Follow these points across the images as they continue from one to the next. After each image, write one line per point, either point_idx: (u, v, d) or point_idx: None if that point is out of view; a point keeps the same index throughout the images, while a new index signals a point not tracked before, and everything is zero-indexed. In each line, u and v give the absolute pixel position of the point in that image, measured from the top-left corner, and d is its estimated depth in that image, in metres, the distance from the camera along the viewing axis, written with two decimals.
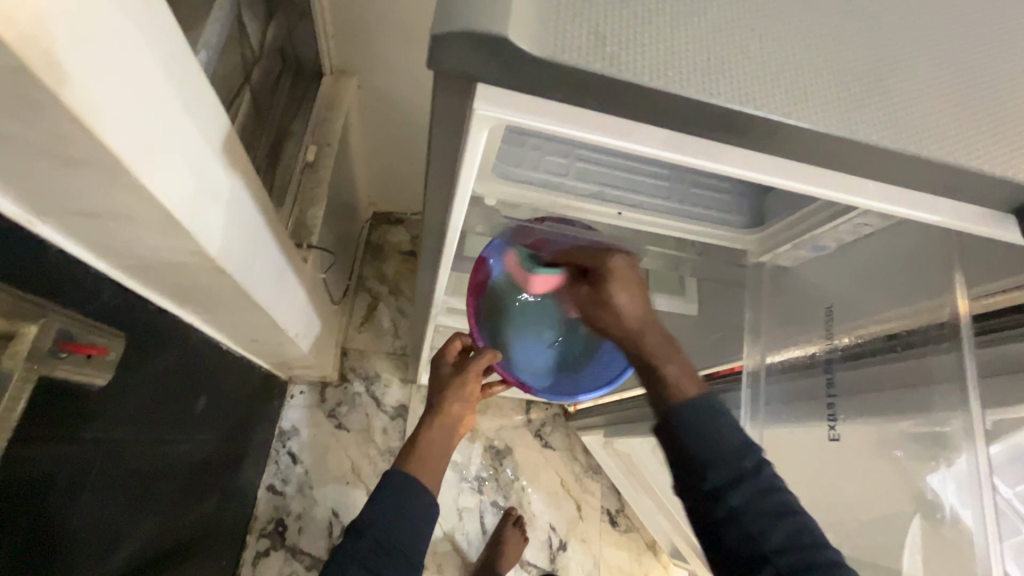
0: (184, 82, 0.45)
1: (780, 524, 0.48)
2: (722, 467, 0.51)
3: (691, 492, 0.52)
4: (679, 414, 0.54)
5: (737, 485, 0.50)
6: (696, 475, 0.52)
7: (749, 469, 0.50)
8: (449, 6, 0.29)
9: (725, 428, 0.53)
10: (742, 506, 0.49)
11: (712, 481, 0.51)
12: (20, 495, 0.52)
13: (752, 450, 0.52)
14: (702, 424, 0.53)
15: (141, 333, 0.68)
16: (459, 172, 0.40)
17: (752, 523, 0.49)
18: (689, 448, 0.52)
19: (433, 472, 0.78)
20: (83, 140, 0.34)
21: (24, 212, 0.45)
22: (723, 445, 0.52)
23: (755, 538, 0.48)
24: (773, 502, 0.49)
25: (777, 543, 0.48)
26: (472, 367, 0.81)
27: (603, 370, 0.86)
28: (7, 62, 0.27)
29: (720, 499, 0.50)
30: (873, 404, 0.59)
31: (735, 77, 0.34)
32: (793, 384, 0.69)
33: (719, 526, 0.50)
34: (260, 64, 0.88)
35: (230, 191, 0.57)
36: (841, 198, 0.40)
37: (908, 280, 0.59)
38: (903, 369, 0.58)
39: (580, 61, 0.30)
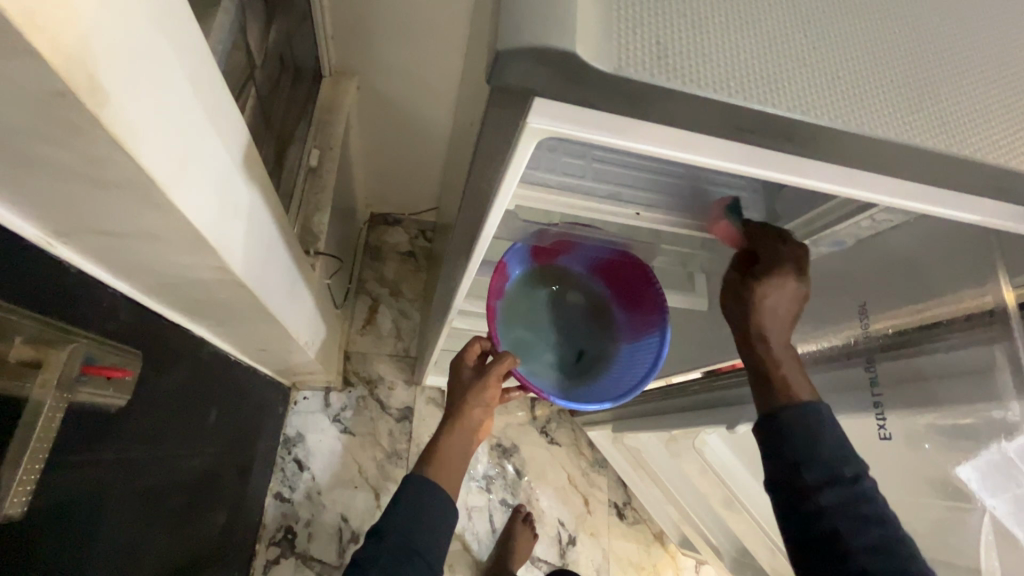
0: (209, 96, 0.43)
1: (871, 530, 0.53)
2: (821, 470, 0.56)
3: (785, 485, 0.57)
4: (783, 418, 0.59)
5: (832, 488, 0.55)
6: (794, 470, 0.57)
7: (850, 479, 0.55)
8: (509, 19, 0.29)
9: (831, 439, 0.57)
10: (834, 506, 0.54)
11: (809, 479, 0.56)
12: (44, 521, 0.51)
13: (853, 460, 0.56)
14: (810, 430, 0.57)
15: (155, 348, 0.67)
16: (501, 183, 0.40)
17: (842, 522, 0.54)
18: (791, 447, 0.57)
19: (451, 476, 0.77)
20: (119, 162, 0.33)
21: (42, 232, 0.44)
22: (827, 451, 0.56)
23: (844, 535, 0.54)
24: (867, 508, 0.54)
25: (865, 544, 0.53)
26: (493, 372, 0.78)
27: (616, 381, 0.81)
28: (52, 86, 0.26)
29: (814, 496, 0.55)
30: (917, 394, 0.59)
31: (791, 84, 0.34)
32: (828, 374, 0.69)
33: (805, 517, 0.56)
34: (262, 69, 0.86)
35: (249, 203, 0.56)
36: (889, 200, 0.41)
37: (943, 271, 0.59)
38: (949, 359, 0.57)
39: (645, 73, 0.30)
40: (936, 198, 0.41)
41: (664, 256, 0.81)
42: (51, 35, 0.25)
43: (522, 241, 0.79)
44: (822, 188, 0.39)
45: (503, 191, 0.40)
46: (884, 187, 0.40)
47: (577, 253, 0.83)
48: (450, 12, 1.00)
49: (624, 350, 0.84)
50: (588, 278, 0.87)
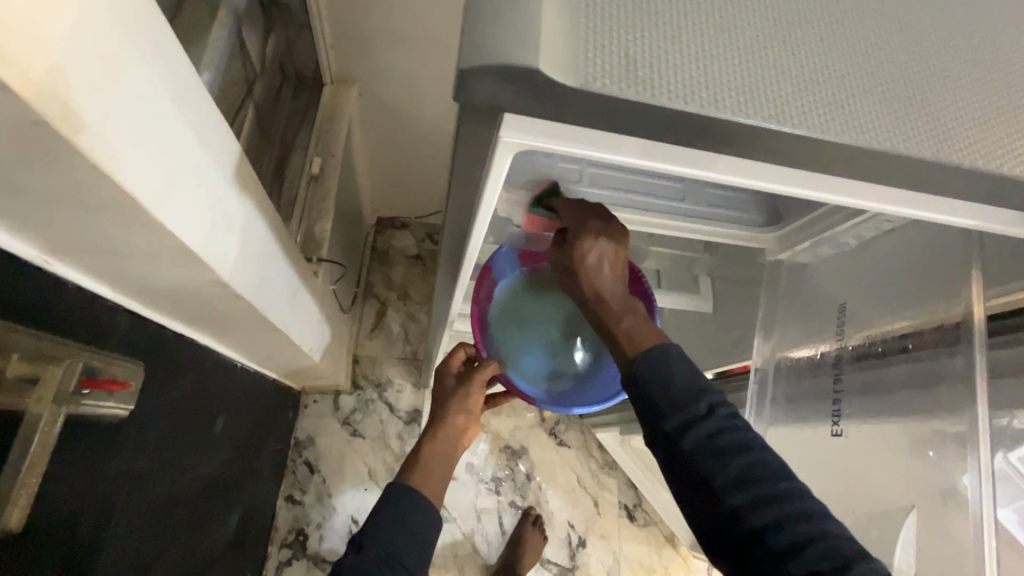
0: (196, 115, 0.44)
1: (734, 461, 0.47)
2: (677, 410, 0.50)
3: (652, 436, 0.52)
4: (635, 364, 0.54)
5: (691, 427, 0.49)
6: (654, 419, 0.51)
7: (703, 411, 0.50)
8: (474, 38, 0.28)
9: (682, 373, 0.52)
10: (697, 447, 0.48)
11: (668, 426, 0.50)
12: (47, 532, 0.52)
13: (705, 391, 0.51)
14: (661, 370, 0.52)
15: (159, 360, 0.68)
16: (481, 196, 0.40)
17: (707, 463, 0.48)
18: (647, 394, 0.52)
19: (437, 483, 0.78)
20: (100, 184, 0.34)
21: (40, 252, 0.45)
22: (676, 388, 0.51)
23: (708, 477, 0.47)
24: (727, 439, 0.48)
25: (731, 480, 0.47)
26: (477, 378, 0.84)
27: (608, 383, 0.83)
28: (25, 116, 0.27)
29: (676, 441, 0.49)
30: (882, 403, 0.65)
31: (768, 93, 0.33)
32: (800, 384, 0.72)
33: (676, 467, 0.50)
34: (261, 80, 0.87)
35: (243, 216, 0.57)
36: (870, 206, 0.40)
37: (917, 286, 0.62)
38: (913, 371, 0.63)
39: (614, 87, 0.29)
40: (923, 204, 0.40)
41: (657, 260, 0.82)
42: (22, 69, 0.25)
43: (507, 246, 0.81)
44: (800, 195, 0.38)
45: (484, 203, 0.40)
46: (869, 195, 0.39)
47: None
48: (448, 17, 1.00)
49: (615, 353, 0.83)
50: None
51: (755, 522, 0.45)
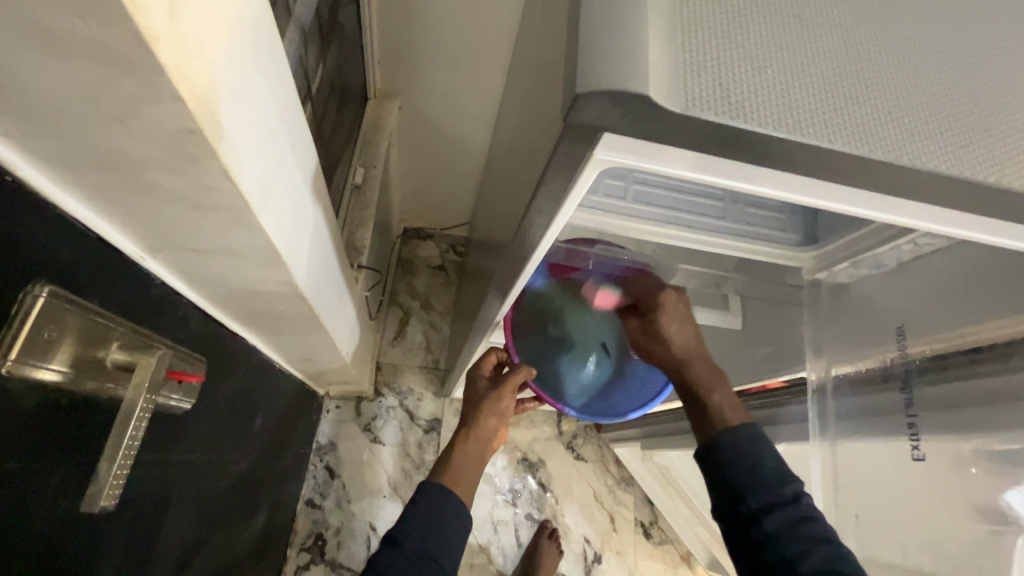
0: (293, 127, 0.47)
1: (815, 549, 0.54)
2: (761, 494, 0.59)
3: (734, 516, 0.60)
4: (723, 448, 0.63)
5: (775, 510, 0.58)
6: (737, 499, 0.60)
7: (789, 497, 0.58)
8: (586, 65, 0.32)
9: (769, 461, 0.61)
10: (779, 530, 0.56)
11: (751, 504, 0.59)
12: (121, 514, 0.54)
13: (791, 481, 0.59)
14: (745, 456, 0.61)
15: (217, 357, 0.71)
16: (561, 205, 0.43)
17: (789, 544, 0.55)
18: (731, 475, 0.61)
19: (466, 484, 0.79)
20: (224, 186, 0.37)
21: (138, 248, 0.48)
22: (763, 476, 0.60)
23: (788, 559, 0.55)
24: (808, 524, 0.56)
25: (811, 565, 0.53)
26: (508, 383, 0.87)
27: (633, 397, 0.94)
28: (184, 124, 0.30)
29: (759, 521, 0.58)
30: (954, 419, 0.62)
31: (846, 120, 0.36)
32: (862, 397, 0.72)
33: (755, 543, 0.58)
34: (318, 93, 0.91)
35: (314, 221, 0.60)
36: (925, 227, 0.43)
37: (971, 301, 0.62)
38: (983, 386, 0.60)
39: (710, 112, 0.32)
40: (981, 227, 0.42)
41: (687, 275, 0.85)
42: (191, 82, 0.28)
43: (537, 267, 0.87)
44: (859, 213, 0.42)
45: (563, 212, 0.44)
46: (929, 218, 0.42)
47: (595, 269, 0.86)
48: (491, 36, 1.04)
49: (640, 366, 0.94)
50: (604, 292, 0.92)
51: None
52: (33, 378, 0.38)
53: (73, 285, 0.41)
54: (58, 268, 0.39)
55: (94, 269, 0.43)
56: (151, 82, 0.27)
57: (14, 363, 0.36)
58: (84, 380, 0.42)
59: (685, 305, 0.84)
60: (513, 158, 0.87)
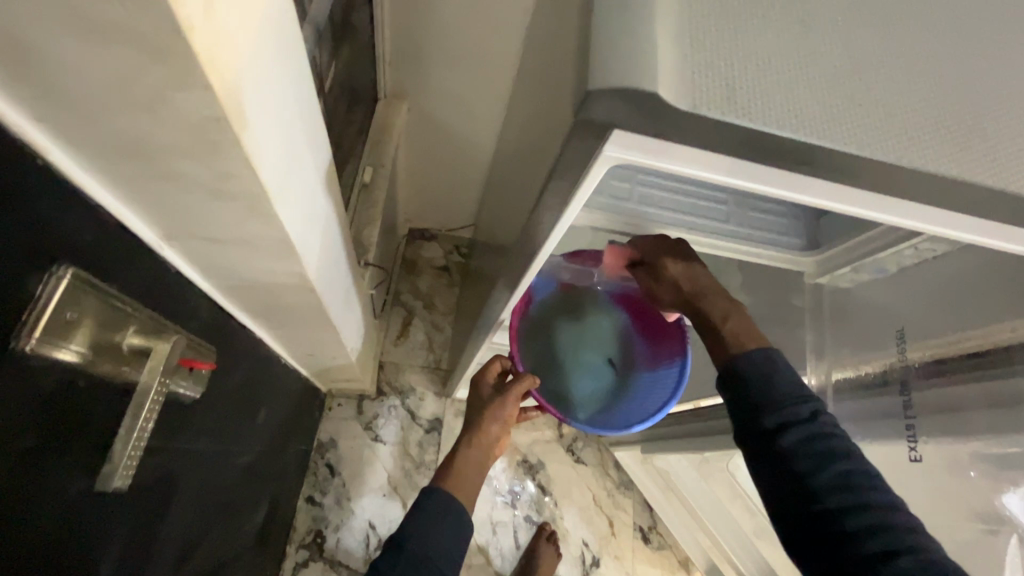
0: (310, 122, 0.49)
1: (835, 465, 0.52)
2: (780, 412, 0.55)
3: (749, 434, 0.57)
4: (741, 368, 0.59)
5: (794, 429, 0.54)
6: (753, 418, 0.56)
7: (807, 416, 0.55)
8: (598, 65, 0.33)
9: (786, 379, 0.57)
10: (796, 449, 0.53)
11: (769, 423, 0.55)
12: (132, 496, 0.55)
13: (810, 400, 0.56)
14: (762, 372, 0.58)
15: (226, 347, 0.72)
16: (569, 201, 0.44)
17: (804, 463, 0.53)
18: (746, 392, 0.58)
19: (467, 490, 0.81)
20: (244, 176, 0.38)
21: (156, 235, 0.49)
22: (781, 394, 0.56)
23: (806, 476, 0.52)
24: (827, 443, 0.53)
25: (829, 482, 0.51)
26: (512, 390, 0.85)
27: (637, 410, 0.90)
28: (211, 113, 0.31)
29: (776, 438, 0.54)
30: (952, 424, 0.62)
31: (849, 122, 0.37)
32: (862, 400, 0.72)
33: (770, 463, 0.55)
34: (331, 92, 0.92)
35: (326, 215, 0.61)
36: (925, 228, 0.44)
37: (971, 306, 0.63)
38: (985, 392, 0.60)
39: (716, 111, 0.33)
40: (980, 229, 0.43)
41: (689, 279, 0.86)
42: (220, 71, 0.30)
43: (545, 273, 0.91)
44: (860, 214, 0.43)
45: (571, 207, 0.45)
46: (929, 220, 0.43)
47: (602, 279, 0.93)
48: (501, 39, 1.06)
49: (643, 378, 0.93)
50: (608, 304, 0.96)
51: (852, 526, 0.49)
52: (53, 358, 0.39)
53: (96, 270, 0.42)
54: (82, 252, 0.40)
55: (115, 255, 0.44)
56: (183, 70, 0.28)
57: (38, 342, 0.37)
58: (101, 363, 0.44)
59: (683, 242, 0.72)
60: (519, 159, 0.89)
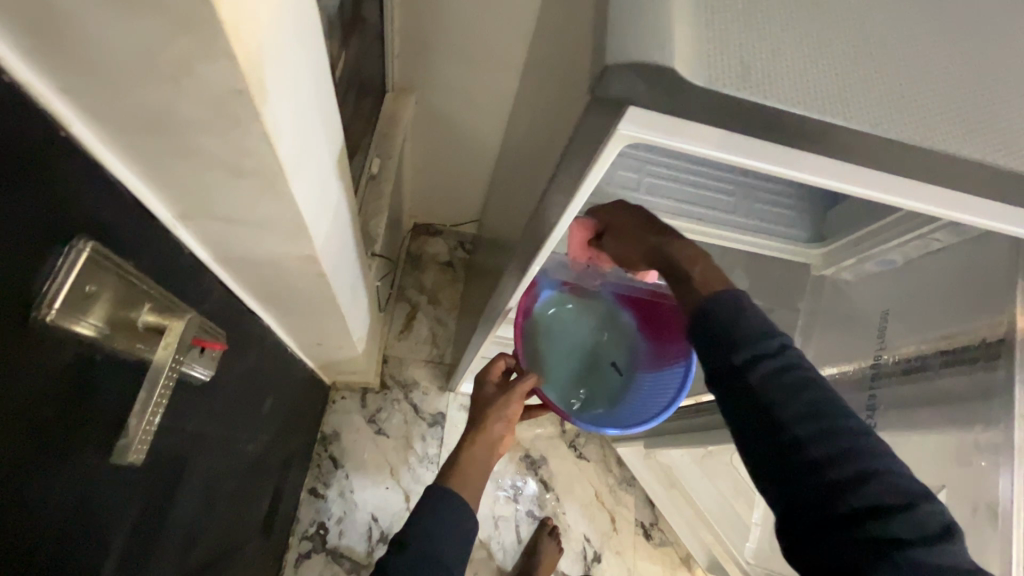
0: (324, 103, 0.49)
1: (802, 396, 0.50)
2: (748, 346, 0.53)
3: (716, 370, 0.55)
4: (710, 306, 0.56)
5: (762, 362, 0.52)
6: (722, 353, 0.54)
7: (776, 348, 0.53)
8: (613, 42, 0.34)
9: (755, 314, 0.55)
10: (765, 381, 0.51)
11: (739, 357, 0.53)
12: (144, 473, 0.56)
13: (776, 333, 0.54)
14: (730, 309, 0.55)
15: (236, 333, 0.72)
16: (582, 181, 0.45)
17: (773, 394, 0.51)
18: (715, 329, 0.55)
19: (473, 488, 0.80)
20: (262, 151, 0.39)
21: (172, 215, 0.50)
22: (749, 328, 0.54)
23: (774, 408, 0.50)
24: (795, 374, 0.51)
25: (798, 413, 0.50)
26: (516, 389, 0.86)
27: (638, 412, 0.91)
28: (233, 85, 0.32)
29: (744, 373, 0.52)
30: (912, 417, 0.65)
31: (863, 100, 0.37)
32: (832, 393, 0.75)
33: (738, 398, 0.52)
34: (341, 82, 0.93)
35: (337, 200, 0.62)
36: (928, 209, 0.45)
37: (966, 298, 0.64)
38: (943, 388, 0.62)
39: (730, 87, 0.34)
40: (983, 210, 0.44)
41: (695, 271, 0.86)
42: (242, 43, 0.30)
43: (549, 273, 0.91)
44: (865, 193, 0.43)
45: (583, 187, 0.46)
46: (933, 200, 0.44)
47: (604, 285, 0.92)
48: (508, 31, 1.06)
49: (646, 380, 0.93)
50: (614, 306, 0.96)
51: (818, 454, 0.48)
52: (71, 331, 0.39)
53: (115, 246, 0.43)
54: (101, 227, 0.41)
55: (134, 233, 0.45)
56: (209, 39, 0.29)
57: (58, 313, 0.37)
58: (117, 339, 0.44)
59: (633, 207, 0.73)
60: (527, 151, 0.89)
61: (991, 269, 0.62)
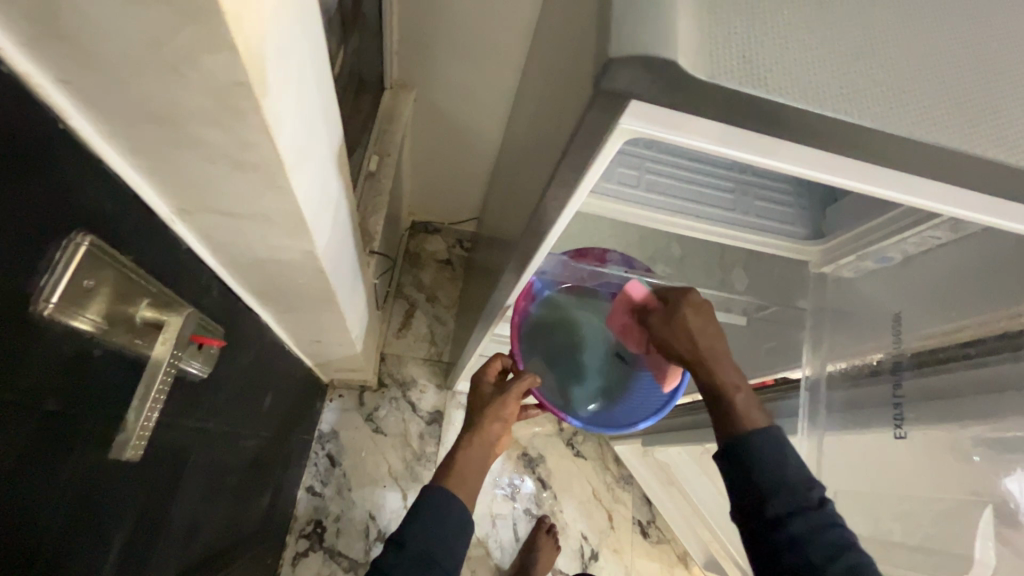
0: (325, 97, 0.49)
1: (840, 557, 0.53)
2: (790, 496, 0.57)
3: (751, 517, 0.58)
4: (757, 443, 0.60)
5: (803, 514, 0.56)
6: (761, 500, 0.57)
7: (816, 501, 0.56)
8: (617, 34, 0.34)
9: (797, 467, 0.58)
10: (805, 536, 0.55)
11: (778, 507, 0.56)
12: (143, 470, 0.56)
13: (817, 486, 0.58)
14: (769, 456, 0.59)
15: (235, 330, 0.72)
16: (584, 176, 0.45)
17: (813, 551, 0.54)
18: (753, 475, 0.58)
19: (469, 488, 0.80)
20: (264, 145, 0.39)
21: (170, 210, 0.50)
22: (791, 478, 0.58)
23: (813, 567, 0.53)
24: (833, 533, 0.55)
25: (837, 574, 0.52)
26: (513, 390, 0.86)
27: (636, 410, 0.93)
28: (235, 77, 0.32)
29: (781, 527, 0.56)
30: (939, 409, 0.63)
31: (864, 96, 0.37)
32: (854, 391, 0.74)
33: (775, 550, 0.56)
34: (341, 78, 0.92)
35: (337, 196, 0.61)
36: (926, 206, 0.45)
37: (973, 298, 0.64)
38: (971, 380, 0.62)
39: (732, 82, 0.34)
40: (981, 205, 0.44)
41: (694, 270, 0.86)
42: (245, 34, 0.30)
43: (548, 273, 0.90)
44: (866, 190, 0.44)
45: (584, 183, 0.46)
46: (932, 196, 0.44)
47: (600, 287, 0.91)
48: (508, 28, 1.06)
49: (645, 377, 0.94)
50: None
51: None
52: (70, 325, 0.39)
53: (114, 240, 0.43)
54: (100, 221, 0.41)
55: (134, 227, 0.45)
56: (212, 30, 0.29)
57: (56, 308, 0.37)
58: (115, 334, 0.44)
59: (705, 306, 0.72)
60: (527, 149, 0.89)
61: (1000, 265, 0.62)
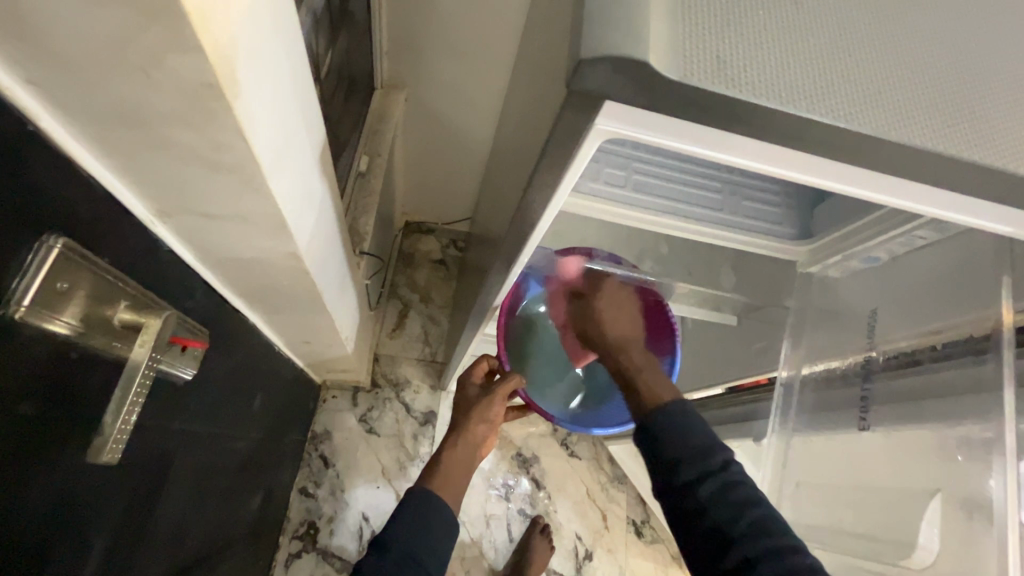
0: (304, 97, 0.49)
1: (746, 514, 0.54)
2: (695, 463, 0.57)
3: (667, 490, 0.59)
4: (659, 416, 0.62)
5: (708, 479, 0.56)
6: (671, 470, 0.58)
7: (719, 464, 0.57)
8: (589, 34, 0.33)
9: (700, 432, 0.60)
10: (712, 499, 0.55)
11: (685, 476, 0.57)
12: (125, 472, 0.55)
13: (720, 449, 0.59)
14: (672, 425, 0.60)
15: (220, 331, 0.72)
16: (563, 177, 0.45)
17: (720, 513, 0.54)
18: (660, 447, 0.60)
19: (454, 488, 0.80)
20: (238, 146, 0.39)
21: (149, 212, 0.49)
22: (695, 445, 0.59)
23: (723, 528, 0.54)
24: (738, 493, 0.55)
25: (745, 531, 0.53)
26: (499, 390, 0.86)
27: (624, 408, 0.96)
28: (204, 78, 0.32)
29: (691, 493, 0.56)
30: (902, 410, 0.67)
31: (839, 96, 0.37)
32: (825, 393, 0.78)
33: (690, 518, 0.56)
34: (328, 78, 0.92)
35: (320, 196, 0.61)
36: (905, 206, 0.45)
37: (954, 298, 0.65)
38: (935, 382, 0.65)
39: (704, 82, 0.34)
40: (959, 205, 0.44)
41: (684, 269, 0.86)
42: (212, 34, 0.30)
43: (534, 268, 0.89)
44: (846, 190, 0.43)
45: (564, 184, 0.45)
46: (910, 197, 0.44)
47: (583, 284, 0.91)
48: (497, 27, 1.05)
49: None
50: None
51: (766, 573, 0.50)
52: (44, 329, 0.39)
53: (89, 242, 0.42)
54: (75, 223, 0.40)
55: (110, 229, 0.44)
56: (176, 31, 0.29)
57: (29, 311, 0.37)
58: (93, 336, 0.44)
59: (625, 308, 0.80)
60: (516, 149, 0.89)
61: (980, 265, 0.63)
